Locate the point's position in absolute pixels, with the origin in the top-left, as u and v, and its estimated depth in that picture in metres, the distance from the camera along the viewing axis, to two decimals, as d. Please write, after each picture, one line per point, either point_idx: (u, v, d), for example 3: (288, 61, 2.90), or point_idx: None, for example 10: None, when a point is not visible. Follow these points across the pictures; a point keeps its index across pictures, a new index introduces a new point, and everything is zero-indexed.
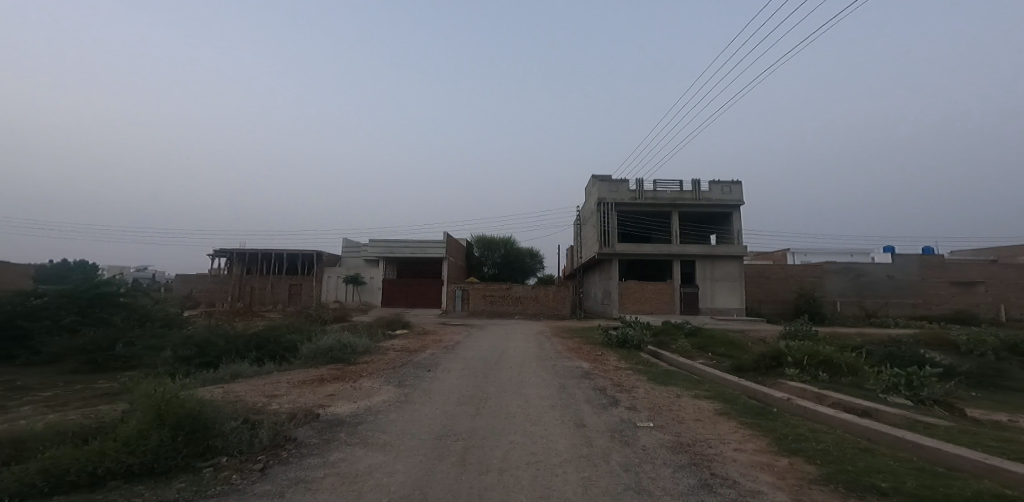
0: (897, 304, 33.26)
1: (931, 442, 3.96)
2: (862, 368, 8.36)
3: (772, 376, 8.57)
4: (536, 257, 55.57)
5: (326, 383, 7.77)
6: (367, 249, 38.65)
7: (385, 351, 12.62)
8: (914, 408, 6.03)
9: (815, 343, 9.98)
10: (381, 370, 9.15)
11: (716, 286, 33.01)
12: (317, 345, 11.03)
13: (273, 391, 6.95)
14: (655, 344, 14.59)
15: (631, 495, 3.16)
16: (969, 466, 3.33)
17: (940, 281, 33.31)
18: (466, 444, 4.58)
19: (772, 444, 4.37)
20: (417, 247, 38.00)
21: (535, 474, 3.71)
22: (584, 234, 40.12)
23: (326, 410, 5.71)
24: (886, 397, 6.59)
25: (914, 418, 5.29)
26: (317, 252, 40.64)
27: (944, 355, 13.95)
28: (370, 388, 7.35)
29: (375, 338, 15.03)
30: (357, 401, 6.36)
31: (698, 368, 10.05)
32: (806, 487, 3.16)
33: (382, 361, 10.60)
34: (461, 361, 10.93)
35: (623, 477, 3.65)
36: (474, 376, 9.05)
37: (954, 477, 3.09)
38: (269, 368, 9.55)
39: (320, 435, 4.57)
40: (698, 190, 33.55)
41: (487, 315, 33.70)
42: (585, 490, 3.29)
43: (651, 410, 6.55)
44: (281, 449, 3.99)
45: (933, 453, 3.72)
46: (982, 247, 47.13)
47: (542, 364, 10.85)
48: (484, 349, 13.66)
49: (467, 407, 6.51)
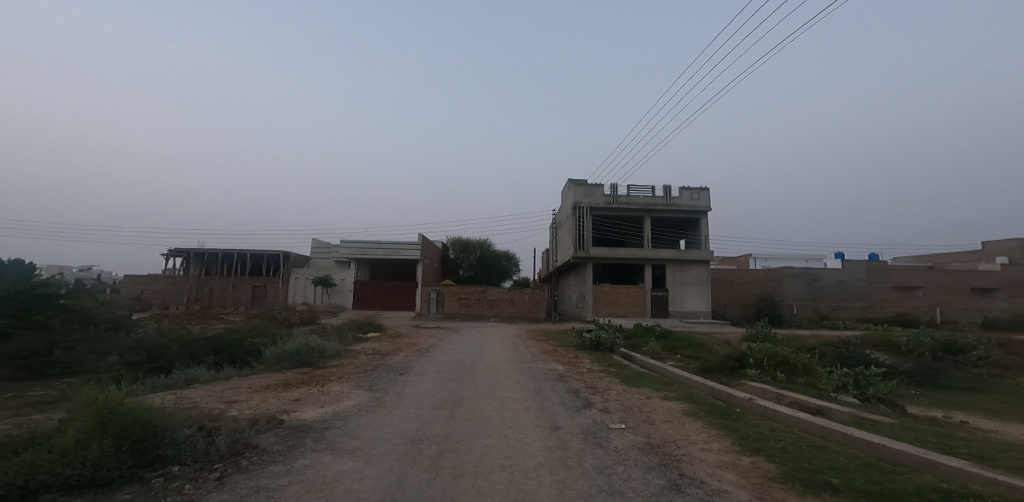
0: (847, 307, 35.02)
1: (877, 438, 4.18)
2: (817, 368, 8.75)
3: (736, 377, 8.85)
4: (513, 259, 55.56)
5: (292, 387, 7.57)
6: (339, 251, 37.77)
7: (356, 355, 12.37)
8: (861, 406, 6.34)
9: (775, 344, 10.40)
10: (350, 375, 8.93)
11: (686, 290, 33.85)
12: (282, 348, 10.70)
13: (233, 397, 6.69)
14: (628, 346, 14.85)
15: (604, 498, 3.19)
16: (909, 461, 3.55)
17: (889, 286, 35.31)
18: (441, 448, 4.54)
19: (735, 444, 4.51)
20: (391, 249, 37.36)
21: (509, 477, 3.70)
22: (559, 237, 40.52)
23: (292, 416, 5.54)
24: (837, 396, 6.90)
25: (863, 416, 5.57)
26: (286, 252, 39.51)
27: (889, 355, 14.76)
28: (339, 392, 7.19)
29: (346, 343, 14.64)
30: (325, 406, 6.19)
31: (668, 370, 10.28)
32: (766, 486, 3.27)
33: (353, 365, 10.40)
34: (436, 365, 10.83)
35: (596, 479, 3.68)
36: (449, 380, 8.97)
37: (897, 473, 3.27)
38: (228, 373, 9.15)
39: (284, 441, 4.43)
40: (670, 196, 34.39)
41: (462, 317, 33.49)
42: (559, 492, 3.31)
43: (622, 412, 6.66)
44: (240, 457, 3.85)
45: (877, 449, 3.92)
46: (921, 254, 50.32)
47: (517, 367, 10.85)
48: (459, 351, 13.59)
49: (442, 410, 6.45)
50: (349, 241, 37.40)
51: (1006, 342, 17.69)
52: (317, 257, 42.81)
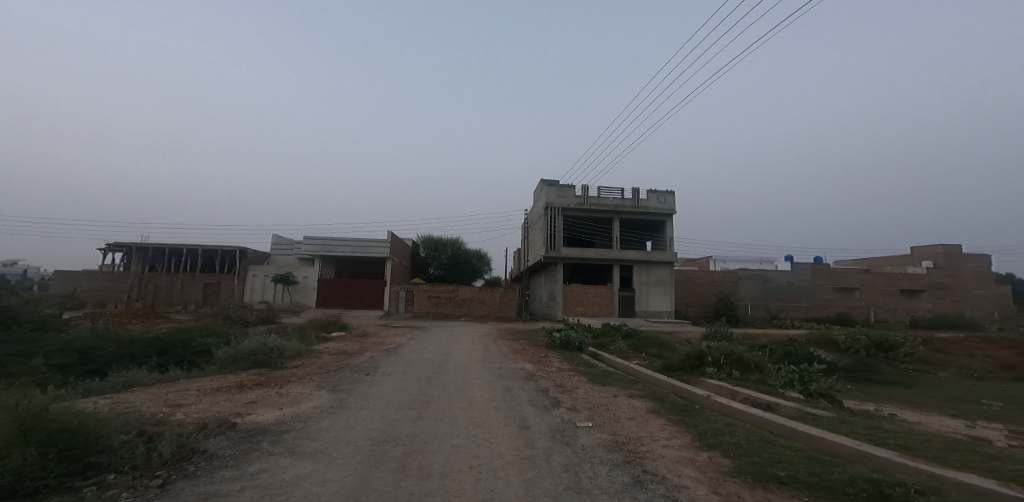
0: (795, 307, 36.91)
1: (818, 431, 4.43)
2: (768, 366, 9.15)
3: (695, 374, 9.13)
4: (484, 259, 55.42)
5: (246, 389, 7.26)
6: (302, 247, 36.75)
7: (318, 355, 12.02)
8: (805, 401, 6.69)
9: (732, 343, 10.82)
10: (312, 375, 8.66)
11: (651, 290, 34.70)
12: (237, 349, 10.28)
13: (179, 400, 6.35)
14: (595, 345, 15.08)
15: (570, 495, 3.21)
16: (845, 453, 3.79)
17: (830, 288, 37.41)
18: (408, 449, 4.47)
19: (694, 440, 4.65)
20: (358, 246, 36.58)
21: (477, 477, 3.68)
22: (530, 237, 40.73)
23: (246, 419, 5.31)
24: (783, 392, 7.25)
25: (807, 410, 5.87)
26: (242, 249, 38.00)
27: (832, 353, 15.66)
28: (299, 394, 6.96)
29: (309, 342, 14.19)
30: (282, 408, 5.98)
31: (633, 368, 10.51)
32: (721, 480, 3.38)
33: (316, 365, 10.09)
34: (403, 365, 10.65)
35: (563, 477, 3.72)
36: (417, 380, 8.84)
37: (835, 464, 3.47)
38: (174, 375, 8.69)
39: (236, 445, 4.24)
40: (637, 198, 35.17)
41: (432, 316, 33.14)
42: (527, 491, 3.32)
43: (589, 410, 6.76)
44: (186, 463, 3.65)
45: (818, 442, 4.15)
46: (859, 258, 53.63)
47: (487, 367, 10.81)
48: (428, 351, 13.44)
49: (409, 411, 6.35)
50: (313, 237, 36.38)
51: (938, 340, 19.12)
52: (277, 255, 41.52)
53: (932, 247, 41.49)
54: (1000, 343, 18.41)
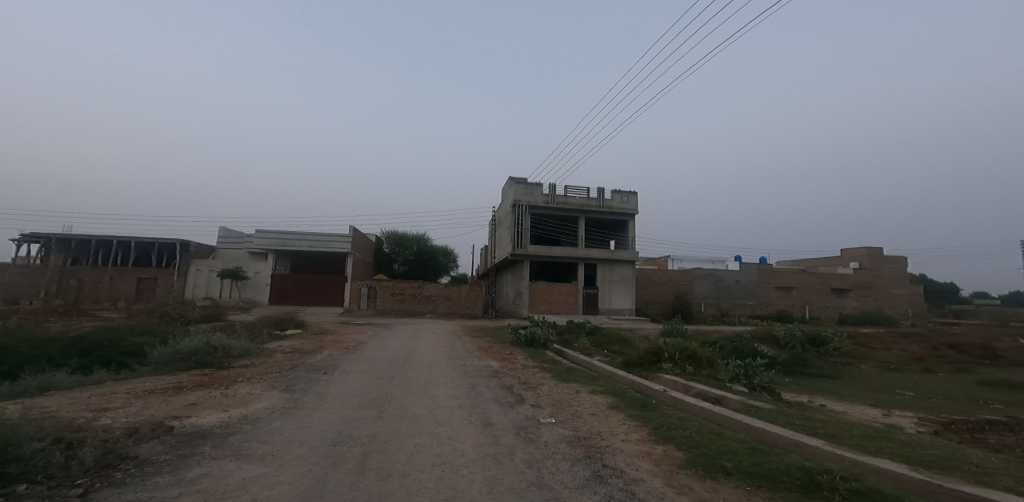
0: (743, 305, 38.89)
1: (760, 423, 4.69)
2: (719, 361, 9.57)
3: (653, 370, 9.43)
4: (451, 256, 54.92)
5: (186, 391, 6.85)
6: (254, 241, 35.46)
7: (271, 354, 11.51)
8: (751, 395, 7.05)
9: (688, 340, 11.23)
10: (263, 375, 8.29)
11: (614, 288, 35.51)
12: (175, 348, 9.69)
13: (105, 404, 5.90)
14: (560, 342, 15.27)
15: (532, 492, 3.22)
16: (783, 442, 4.02)
17: (773, 286, 39.62)
18: (366, 449, 4.35)
19: (651, 433, 4.79)
20: (316, 240, 35.76)
21: (439, 475, 3.62)
22: (497, 234, 40.73)
23: (185, 422, 5.01)
24: (731, 385, 7.61)
25: (752, 403, 6.18)
26: (184, 241, 36.36)
27: (779, 348, 16.59)
28: (246, 395, 6.63)
29: (260, 341, 13.56)
30: (227, 410, 5.68)
31: (596, 364, 10.72)
32: (675, 472, 3.50)
33: (267, 364, 9.66)
34: (364, 363, 10.38)
35: (526, 474, 3.72)
36: (378, 378, 8.64)
37: (774, 454, 3.67)
38: (99, 378, 8.07)
39: (172, 450, 3.99)
40: (602, 198, 35.85)
41: (396, 313, 32.58)
42: (490, 488, 3.29)
43: (552, 407, 6.83)
44: (112, 471, 3.40)
45: (761, 433, 4.37)
46: (797, 260, 56.97)
47: (451, 364, 10.72)
48: (390, 349, 13.18)
49: (369, 410, 6.19)
50: (265, 231, 35.28)
51: (870, 336, 20.70)
52: (223, 248, 39.69)
53: (857, 249, 44.53)
54: (921, 338, 20.21)
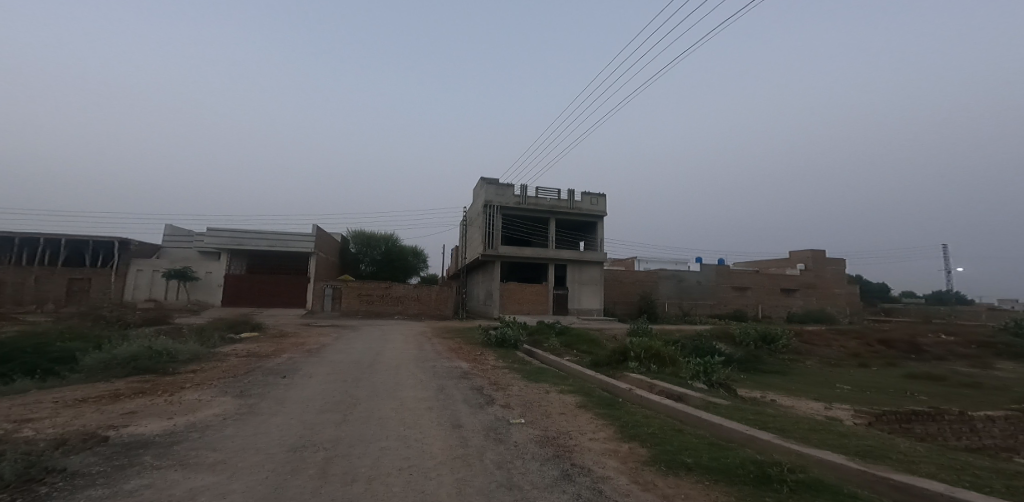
0: (703, 305, 40.39)
1: (718, 418, 4.89)
2: (681, 360, 9.89)
3: (619, 369, 9.62)
4: (420, 256, 54.18)
5: (124, 399, 6.43)
6: (206, 240, 34.07)
7: (223, 358, 10.98)
8: (710, 392, 7.33)
9: (654, 339, 11.52)
10: (215, 381, 7.91)
11: (583, 289, 36.01)
12: (111, 354, 9.08)
13: (30, 415, 5.46)
14: (530, 343, 15.35)
15: (502, 492, 3.21)
16: (739, 436, 4.20)
17: (730, 287, 41.32)
18: (329, 454, 4.22)
19: (618, 432, 4.88)
20: (276, 240, 34.72)
21: (407, 479, 3.57)
22: (468, 235, 40.52)
23: (122, 432, 4.70)
24: (691, 383, 7.88)
25: (711, 400, 6.42)
26: (124, 239, 34.15)
27: (737, 345, 17.33)
28: (195, 402, 6.30)
29: (211, 344, 12.89)
30: (172, 418, 5.37)
31: (565, 365, 10.83)
32: (639, 469, 3.58)
33: (218, 369, 9.21)
34: (327, 366, 10.09)
35: (495, 474, 3.71)
36: (342, 381, 8.41)
37: (731, 449, 3.82)
38: (21, 387, 7.47)
39: (108, 462, 3.74)
40: (573, 200, 36.32)
41: (362, 315, 31.89)
42: (459, 490, 3.26)
43: (522, 407, 6.85)
44: (35, 485, 3.15)
45: (718, 428, 4.55)
46: (751, 261, 59.60)
47: (420, 366, 10.57)
48: (356, 351, 12.86)
49: (332, 414, 6.02)
50: (217, 229, 33.86)
51: (816, 333, 22.02)
52: (169, 248, 37.98)
53: (801, 252, 46.16)
54: (859, 334, 21.68)
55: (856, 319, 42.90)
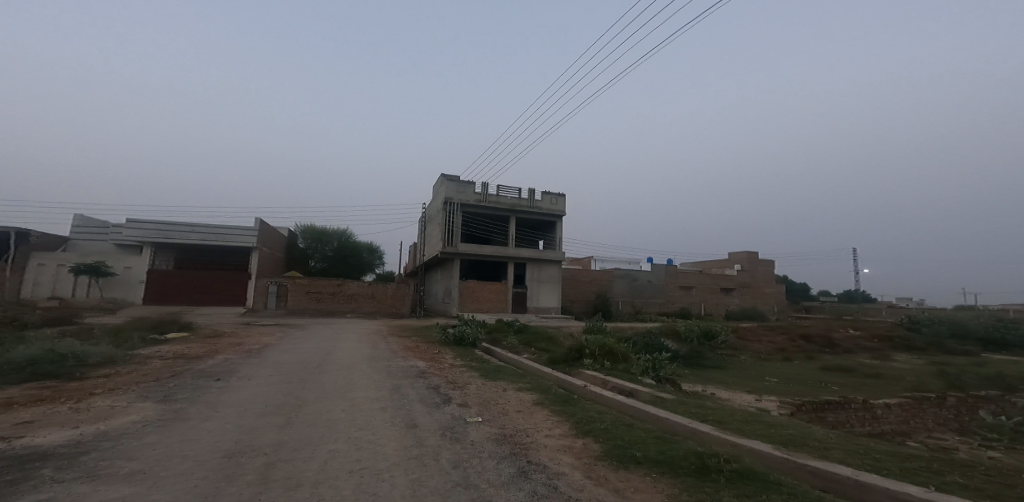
0: (654, 303, 42.11)
1: (665, 412, 5.11)
2: (634, 357, 10.23)
3: (575, 366, 9.83)
4: (376, 252, 52.80)
5: (23, 408, 5.79)
6: (125, 233, 31.74)
7: (144, 361, 10.14)
8: (660, 387, 7.64)
9: (608, 337, 11.84)
10: (139, 385, 7.30)
11: (541, 287, 36.44)
12: (5, 358, 8.14)
13: None
14: (489, 341, 15.35)
15: (457, 492, 3.20)
16: (684, 429, 4.41)
17: (678, 286, 43.36)
18: (270, 459, 4.02)
19: (573, 428, 4.99)
20: (208, 233, 32.57)
21: (358, 481, 3.47)
22: (427, 232, 39.93)
23: (19, 444, 4.24)
24: (642, 378, 8.19)
25: (660, 394, 6.70)
26: (23, 230, 31.69)
27: (686, 342, 18.19)
28: (110, 409, 5.79)
29: (130, 347, 11.85)
30: (82, 427, 4.91)
31: (523, 362, 10.92)
32: (593, 464, 3.68)
33: (138, 373, 8.50)
34: (270, 367, 9.59)
35: (451, 474, 3.69)
36: (288, 383, 8.02)
37: (677, 441, 4.01)
38: None
39: (4, 477, 3.37)
40: (533, 199, 36.63)
41: (311, 313, 30.62)
42: (413, 491, 3.22)
43: (479, 405, 6.84)
44: None
45: (665, 422, 4.76)
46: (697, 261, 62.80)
47: (373, 366, 10.28)
48: (304, 351, 12.32)
49: (275, 417, 5.73)
50: (138, 220, 31.67)
51: (750, 329, 23.61)
52: (80, 244, 35.29)
53: (738, 253, 48.93)
54: (786, 330, 23.54)
55: (786, 315, 46.45)
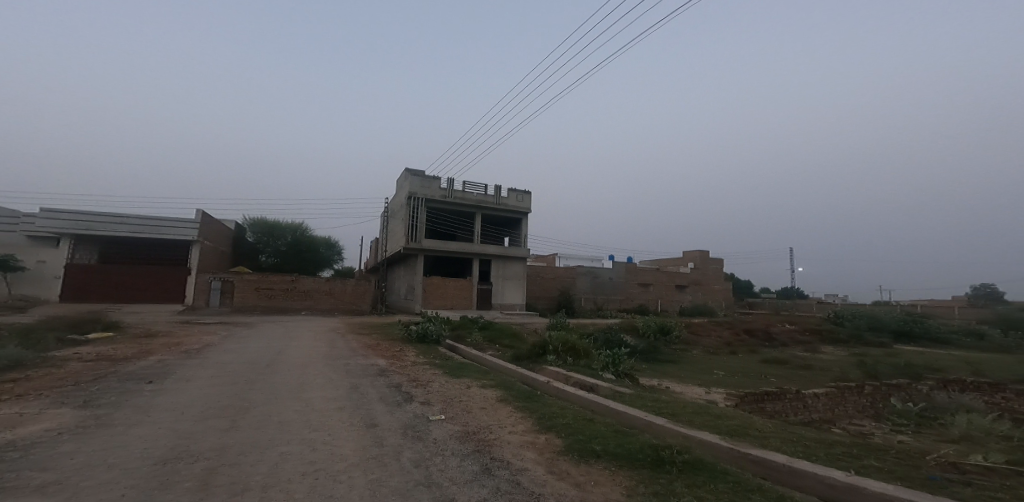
0: (614, 300, 43.23)
1: (624, 406, 5.27)
2: (595, 353, 10.45)
3: (538, 362, 9.94)
4: (334, 247, 51.17)
5: None
6: (39, 223, 29.30)
7: (62, 364, 9.30)
8: (619, 382, 7.85)
9: (571, 334, 12.04)
10: (61, 391, 6.72)
11: (506, 284, 36.52)
12: None
13: None
14: (453, 338, 15.25)
15: (419, 491, 3.16)
16: (642, 422, 4.56)
17: (637, 283, 44.75)
18: (212, 464, 3.81)
19: (535, 424, 5.05)
20: (140, 225, 30.63)
21: (312, 484, 3.36)
22: (390, 227, 39.08)
23: None
24: (603, 374, 8.39)
25: (619, 389, 6.88)
26: None
27: (646, 337, 18.80)
28: (22, 417, 5.28)
29: (45, 349, 10.81)
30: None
31: (487, 359, 10.91)
32: (555, 458, 3.74)
33: (56, 377, 7.79)
34: (215, 368, 9.08)
35: (412, 473, 3.64)
36: (235, 385, 7.63)
37: (635, 434, 4.14)
38: None
39: None
40: (499, 195, 36.61)
41: (260, 310, 29.26)
42: (372, 492, 3.15)
43: (442, 403, 6.78)
44: None
45: (624, 416, 4.90)
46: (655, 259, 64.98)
47: (330, 365, 9.96)
48: (254, 351, 11.75)
49: (219, 421, 5.44)
50: (54, 211, 29.34)
51: (700, 325, 24.74)
52: None
53: (691, 251, 51.04)
54: (731, 324, 24.88)
55: (732, 311, 49.06)
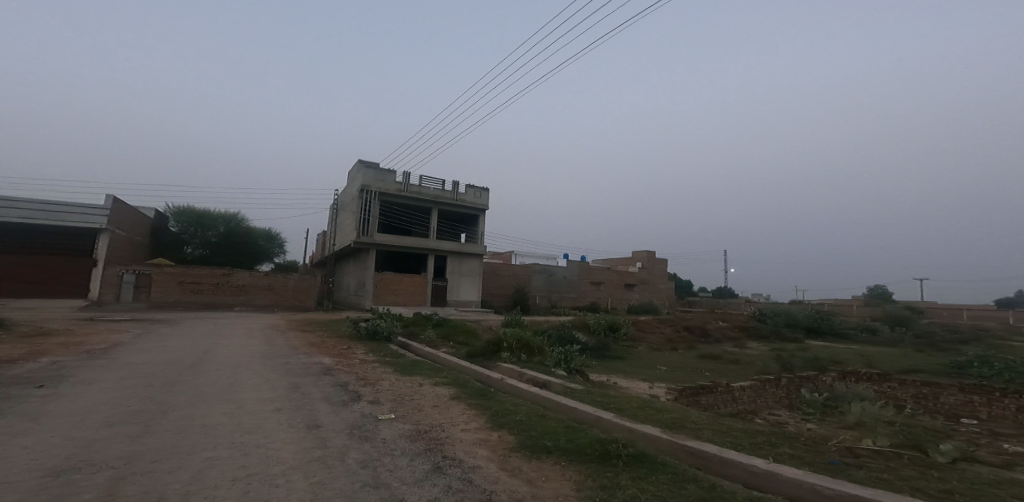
0: (567, 298, 44.16)
1: (574, 402, 5.41)
2: (548, 350, 10.62)
3: (493, 359, 9.96)
4: (275, 239, 48.46)
5: None
6: None
7: None
8: (570, 378, 8.04)
9: (525, 331, 12.17)
10: None
11: (461, 280, 36.22)
12: None
13: None
14: (405, 335, 14.93)
15: (366, 492, 3.08)
16: (591, 418, 4.71)
17: (589, 282, 45.97)
18: (124, 474, 3.49)
19: (488, 421, 5.06)
20: (32, 210, 27.39)
21: (246, 489, 3.18)
22: (340, 220, 37.57)
23: None
24: (555, 370, 8.55)
25: (570, 385, 7.05)
26: None
27: (597, 334, 19.37)
28: None
29: None
30: None
31: (440, 357, 10.78)
32: (507, 455, 3.78)
33: None
34: (133, 370, 8.31)
35: (359, 475, 3.53)
36: (156, 386, 7.03)
37: (583, 430, 4.26)
38: None
39: None
40: (456, 191, 36.23)
41: (185, 306, 27.17)
42: (315, 495, 3.03)
43: (392, 402, 6.62)
44: None
45: (574, 412, 5.03)
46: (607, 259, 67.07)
47: (270, 364, 9.43)
48: (181, 350, 10.88)
49: (134, 427, 4.99)
50: None
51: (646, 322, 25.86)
52: None
53: (641, 252, 53.27)
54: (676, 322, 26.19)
55: (676, 309, 51.72)
